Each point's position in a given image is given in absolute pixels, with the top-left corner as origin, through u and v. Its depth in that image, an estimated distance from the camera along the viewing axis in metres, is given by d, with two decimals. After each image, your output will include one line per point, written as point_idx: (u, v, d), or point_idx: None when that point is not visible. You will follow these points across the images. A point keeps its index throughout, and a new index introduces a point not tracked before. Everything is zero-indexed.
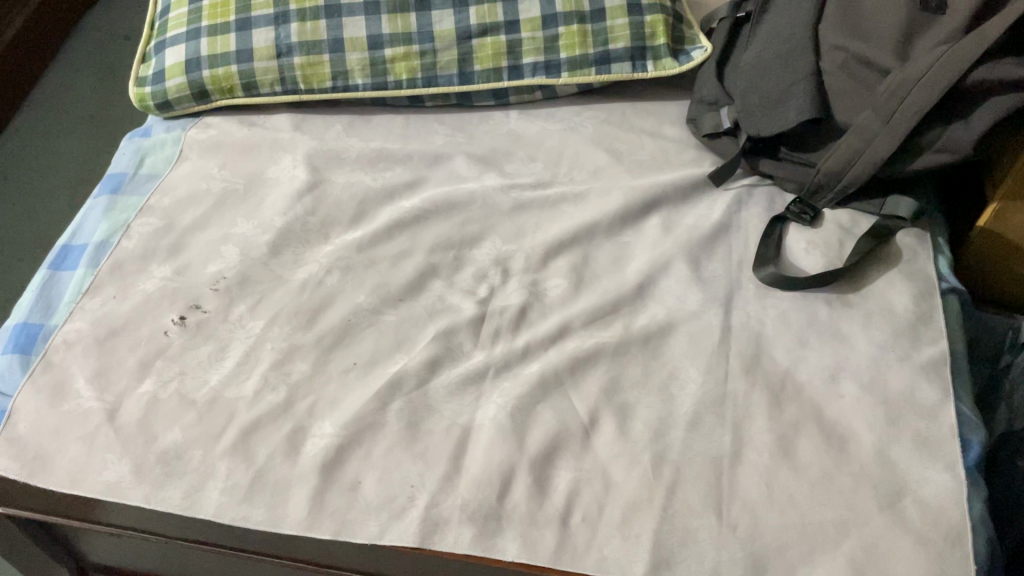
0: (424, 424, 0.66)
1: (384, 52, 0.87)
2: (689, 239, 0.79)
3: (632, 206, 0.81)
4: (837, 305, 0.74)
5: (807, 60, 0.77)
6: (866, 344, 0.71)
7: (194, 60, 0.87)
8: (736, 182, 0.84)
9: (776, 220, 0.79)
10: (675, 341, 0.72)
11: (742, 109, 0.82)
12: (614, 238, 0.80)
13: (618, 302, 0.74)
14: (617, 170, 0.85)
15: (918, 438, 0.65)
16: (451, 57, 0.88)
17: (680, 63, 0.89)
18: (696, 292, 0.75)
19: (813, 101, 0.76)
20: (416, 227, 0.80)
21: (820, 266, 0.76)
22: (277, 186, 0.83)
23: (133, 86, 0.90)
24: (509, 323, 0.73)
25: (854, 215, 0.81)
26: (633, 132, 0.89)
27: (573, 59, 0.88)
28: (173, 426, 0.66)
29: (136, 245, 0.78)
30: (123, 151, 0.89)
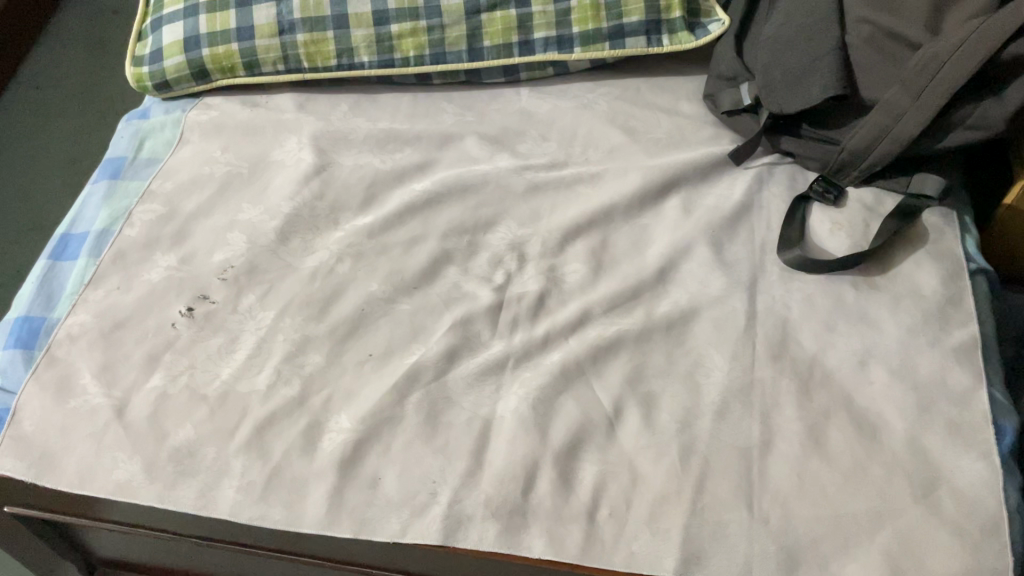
0: (444, 416, 0.64)
1: (389, 29, 0.84)
2: (710, 221, 0.76)
3: (650, 187, 0.78)
4: (864, 287, 0.72)
5: (832, 34, 0.74)
6: (895, 328, 0.69)
7: (193, 38, 0.83)
8: (756, 161, 0.81)
9: (799, 201, 0.77)
10: (699, 326, 0.70)
11: (763, 85, 0.79)
12: (633, 220, 0.77)
13: (640, 288, 0.72)
14: (633, 149, 0.82)
15: (951, 425, 0.64)
16: (460, 32, 0.85)
17: (697, 37, 0.86)
18: (718, 276, 0.72)
19: (839, 77, 0.73)
20: (428, 212, 0.77)
21: (845, 247, 0.74)
22: (283, 169, 0.80)
23: (130, 66, 0.86)
24: (528, 311, 0.71)
25: (879, 193, 0.78)
26: (649, 110, 0.87)
27: (585, 34, 0.85)
28: (184, 423, 0.64)
29: (139, 233, 0.75)
30: (121, 134, 0.85)
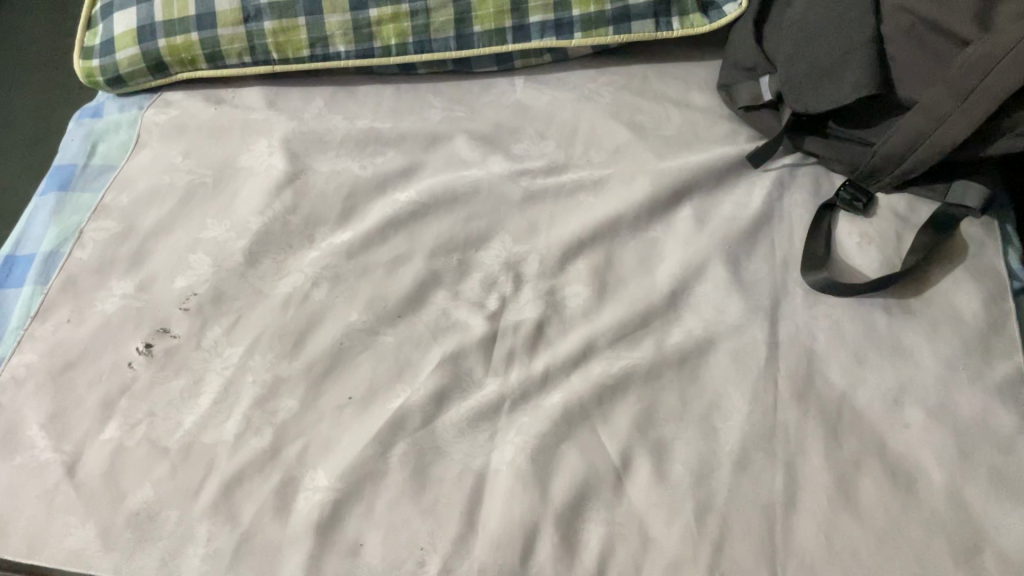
0: (433, 469, 0.58)
1: (368, 14, 0.75)
2: (726, 234, 0.69)
3: (659, 196, 0.71)
4: (898, 311, 0.65)
5: (866, 23, 0.65)
6: (932, 359, 0.62)
7: (147, 26, 0.74)
8: (777, 163, 0.74)
9: (824, 210, 0.70)
10: (715, 360, 0.63)
11: (786, 79, 0.70)
12: (641, 233, 0.70)
13: (649, 315, 0.65)
14: (640, 150, 0.74)
15: (996, 475, 0.57)
16: (446, 17, 0.76)
17: (710, 20, 0.78)
18: (736, 300, 0.65)
19: (873, 76, 0.65)
20: (414, 226, 0.70)
21: (875, 265, 0.67)
22: (251, 177, 0.72)
23: (78, 59, 0.76)
24: (525, 343, 0.64)
25: (912, 200, 0.71)
26: (657, 102, 0.78)
27: (587, 17, 0.77)
28: (144, 481, 0.57)
29: (91, 255, 0.67)
30: (71, 136, 0.76)
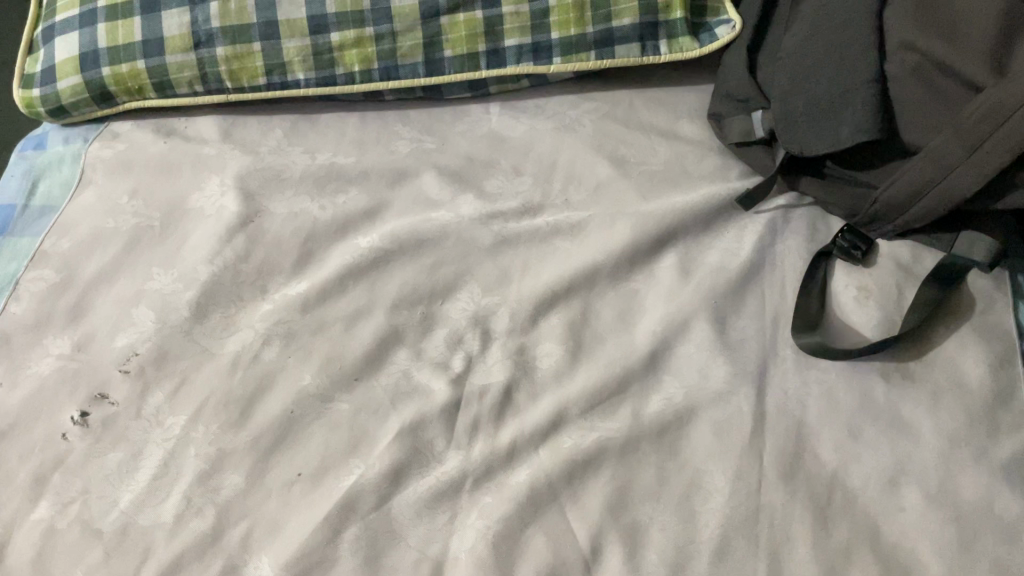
0: (387, 557, 0.54)
1: (330, 38, 0.70)
2: (712, 287, 0.63)
3: (641, 242, 0.65)
4: (897, 377, 0.60)
5: (868, 61, 0.60)
6: (933, 433, 0.57)
7: (90, 53, 0.69)
8: (770, 204, 0.68)
9: (820, 259, 0.64)
10: (697, 432, 0.58)
11: (781, 116, 0.65)
12: (620, 284, 0.64)
13: (626, 379, 0.60)
14: (622, 188, 0.69)
15: (998, 568, 0.52)
16: (415, 41, 0.71)
17: (701, 44, 0.72)
18: (721, 364, 0.60)
19: (875, 118, 0.59)
20: (375, 275, 0.65)
21: (874, 324, 0.62)
22: (202, 220, 0.66)
23: (18, 88, 0.71)
24: (491, 411, 0.59)
25: (916, 248, 0.65)
26: (643, 132, 0.72)
27: (567, 40, 0.71)
28: (74, 569, 0.53)
29: (27, 309, 0.62)
30: (12, 171, 0.71)
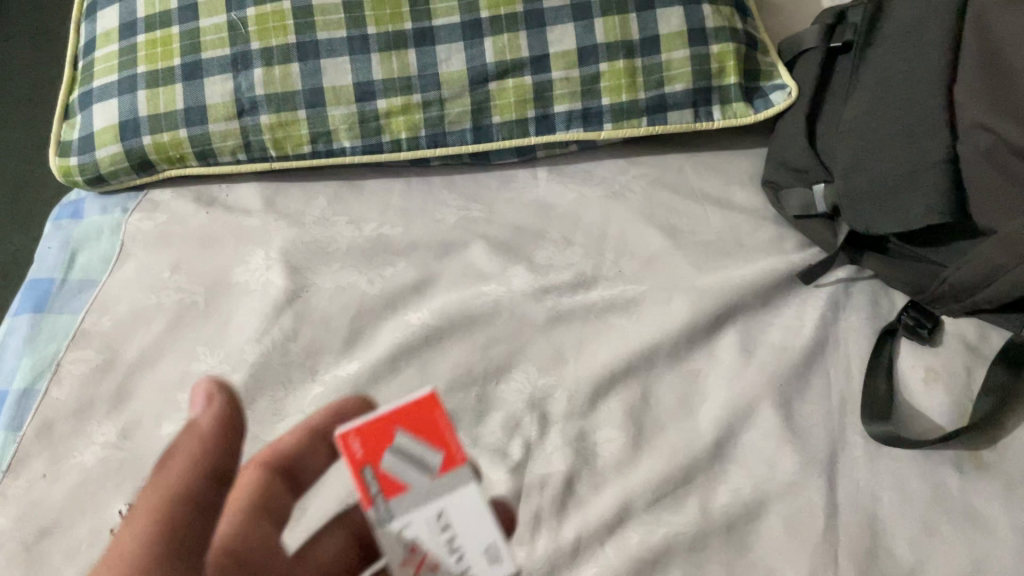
0: None
1: (376, 105, 0.68)
2: (776, 369, 0.62)
3: (701, 320, 0.63)
4: (970, 467, 0.58)
5: (938, 141, 0.59)
6: (1011, 529, 0.55)
7: (130, 122, 0.67)
8: (830, 278, 0.66)
9: (885, 337, 0.63)
10: (768, 527, 0.56)
11: (843, 193, 0.63)
12: (680, 365, 0.63)
13: (691, 469, 0.58)
14: (677, 259, 0.67)
15: None
16: (463, 107, 0.69)
17: (756, 110, 0.71)
18: (789, 452, 0.58)
19: (944, 201, 0.58)
20: (426, 355, 0.63)
21: (945, 408, 0.60)
22: (247, 296, 0.65)
23: (55, 156, 0.70)
24: (553, 503, 0.57)
25: (982, 327, 0.64)
26: (695, 200, 0.71)
27: (618, 107, 0.70)
28: None
29: (69, 394, 0.60)
30: (49, 242, 0.69)
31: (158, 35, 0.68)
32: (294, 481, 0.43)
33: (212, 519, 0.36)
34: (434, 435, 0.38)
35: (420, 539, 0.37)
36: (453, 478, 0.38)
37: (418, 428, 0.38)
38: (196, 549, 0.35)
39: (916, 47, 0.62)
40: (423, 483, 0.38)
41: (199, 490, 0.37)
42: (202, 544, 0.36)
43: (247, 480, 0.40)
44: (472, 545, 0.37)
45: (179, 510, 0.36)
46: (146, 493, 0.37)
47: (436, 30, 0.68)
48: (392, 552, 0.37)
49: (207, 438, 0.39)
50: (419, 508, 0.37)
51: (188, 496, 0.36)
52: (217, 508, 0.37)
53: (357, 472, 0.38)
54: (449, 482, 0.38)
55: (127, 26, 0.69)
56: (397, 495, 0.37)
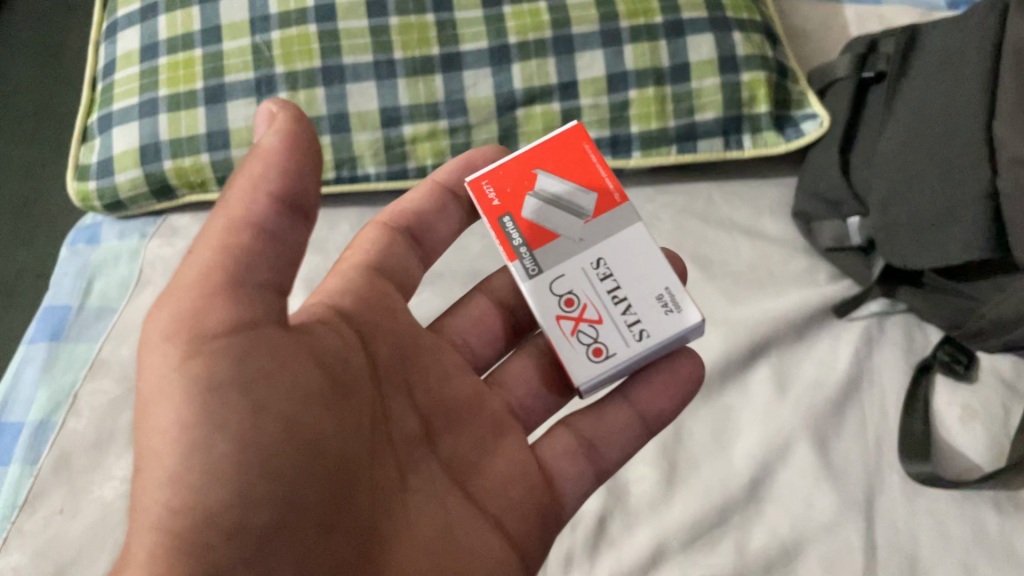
0: None
1: (402, 131, 0.67)
2: (811, 405, 0.60)
3: (734, 354, 0.62)
4: (1010, 507, 0.57)
5: (980, 176, 0.57)
6: None
7: (151, 146, 0.66)
8: (863, 311, 0.65)
9: (921, 373, 0.62)
10: (806, 569, 0.54)
11: (880, 226, 0.62)
12: (713, 401, 0.61)
13: (726, 508, 0.57)
14: (708, 291, 0.66)
15: None
16: (490, 134, 0.68)
17: (786, 138, 0.70)
18: (827, 492, 0.57)
19: (984, 236, 0.57)
20: None
21: (982, 446, 0.59)
22: None
23: (73, 180, 0.68)
24: (585, 544, 0.55)
25: (1018, 363, 0.62)
26: (724, 230, 0.70)
27: (647, 135, 0.69)
28: None
29: (88, 426, 0.59)
30: (64, 267, 0.68)
31: (180, 57, 0.66)
32: (417, 242, 0.51)
33: (269, 246, 0.35)
34: (576, 178, 0.48)
35: (581, 272, 0.45)
36: (605, 220, 0.47)
37: (561, 176, 0.48)
38: (247, 276, 0.35)
39: (955, 79, 0.61)
40: (577, 227, 0.47)
41: (264, 211, 0.35)
42: (260, 273, 0.35)
43: (367, 237, 0.49)
44: (636, 290, 0.45)
45: (240, 237, 0.35)
46: (208, 220, 0.36)
47: (463, 55, 0.67)
48: (544, 299, 0.45)
49: (276, 157, 0.36)
50: (570, 250, 0.46)
51: (256, 222, 0.35)
52: (277, 238, 0.36)
53: (498, 218, 0.47)
54: (598, 226, 0.46)
55: (148, 48, 0.67)
56: (554, 239, 0.46)
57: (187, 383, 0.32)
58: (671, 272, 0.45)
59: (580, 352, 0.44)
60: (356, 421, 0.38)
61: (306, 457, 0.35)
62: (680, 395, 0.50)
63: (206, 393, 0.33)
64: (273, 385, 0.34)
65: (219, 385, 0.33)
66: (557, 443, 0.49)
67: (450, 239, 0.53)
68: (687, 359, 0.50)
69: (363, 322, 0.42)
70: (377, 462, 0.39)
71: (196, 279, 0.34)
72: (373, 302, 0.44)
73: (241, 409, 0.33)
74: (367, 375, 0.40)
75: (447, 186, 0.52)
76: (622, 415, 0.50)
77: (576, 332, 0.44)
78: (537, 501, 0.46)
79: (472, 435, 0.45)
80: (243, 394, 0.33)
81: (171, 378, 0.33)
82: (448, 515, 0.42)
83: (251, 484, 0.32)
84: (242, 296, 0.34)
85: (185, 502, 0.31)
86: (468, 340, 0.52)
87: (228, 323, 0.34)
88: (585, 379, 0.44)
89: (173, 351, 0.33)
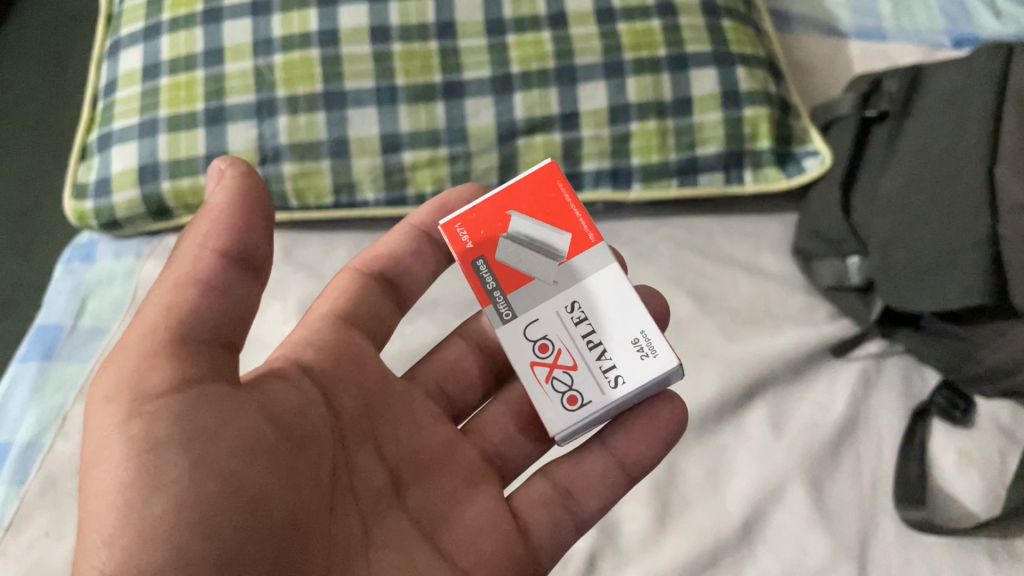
0: None
1: (402, 157, 0.67)
2: (807, 447, 0.60)
3: (730, 393, 0.62)
4: (1005, 556, 0.56)
5: (981, 221, 0.56)
6: None
7: (149, 167, 0.65)
8: (861, 351, 0.65)
9: (918, 417, 0.61)
10: None
11: (881, 268, 0.62)
12: (707, 439, 0.60)
13: (718, 551, 0.56)
14: (705, 326, 0.65)
15: None
16: (490, 163, 0.67)
17: (788, 175, 0.70)
18: (820, 537, 0.56)
19: (985, 281, 0.55)
20: None
21: (977, 494, 0.59)
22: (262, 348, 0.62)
23: (70, 198, 0.68)
24: None
25: (1015, 409, 0.62)
26: (724, 265, 0.69)
27: (648, 168, 0.68)
28: None
29: (76, 448, 0.58)
30: (58, 286, 0.68)
31: (182, 78, 0.66)
32: (392, 287, 0.52)
33: (214, 303, 0.37)
34: (550, 215, 0.45)
35: (555, 317, 0.44)
36: (579, 262, 0.45)
37: (532, 213, 0.46)
38: (194, 336, 0.36)
39: (955, 122, 0.61)
40: (551, 269, 0.45)
41: (211, 270, 0.37)
42: (204, 331, 0.37)
43: (341, 283, 0.50)
44: (611, 335, 0.43)
45: (189, 295, 0.36)
46: (158, 282, 0.38)
47: (465, 83, 0.67)
48: (517, 345, 0.44)
49: (226, 218, 0.38)
50: (544, 294, 0.44)
51: (203, 278, 0.37)
52: (224, 295, 0.37)
53: (470, 261, 0.45)
54: (572, 269, 0.44)
55: (150, 68, 0.67)
56: (526, 283, 0.44)
57: (129, 441, 0.33)
58: (648, 315, 0.43)
59: (554, 401, 0.42)
60: (311, 475, 0.38)
61: (252, 516, 0.34)
62: (661, 438, 0.47)
63: (146, 451, 0.32)
64: (216, 442, 0.34)
65: (160, 443, 0.33)
66: (533, 491, 0.48)
67: (427, 281, 0.54)
68: (666, 401, 0.47)
69: (326, 376, 0.43)
70: (333, 517, 0.39)
71: (143, 339, 0.35)
72: (342, 356, 0.45)
73: (182, 466, 0.33)
74: (325, 429, 0.40)
75: (424, 228, 0.52)
76: (600, 462, 0.48)
77: (551, 379, 0.43)
78: (511, 554, 0.45)
79: (443, 488, 0.45)
80: (185, 453, 0.33)
81: (113, 437, 0.33)
82: (414, 569, 0.41)
83: (190, 543, 0.32)
84: (187, 353, 0.35)
85: (121, 566, 0.30)
86: (445, 383, 0.53)
87: (170, 381, 0.34)
88: (561, 430, 0.42)
89: (114, 412, 0.33)
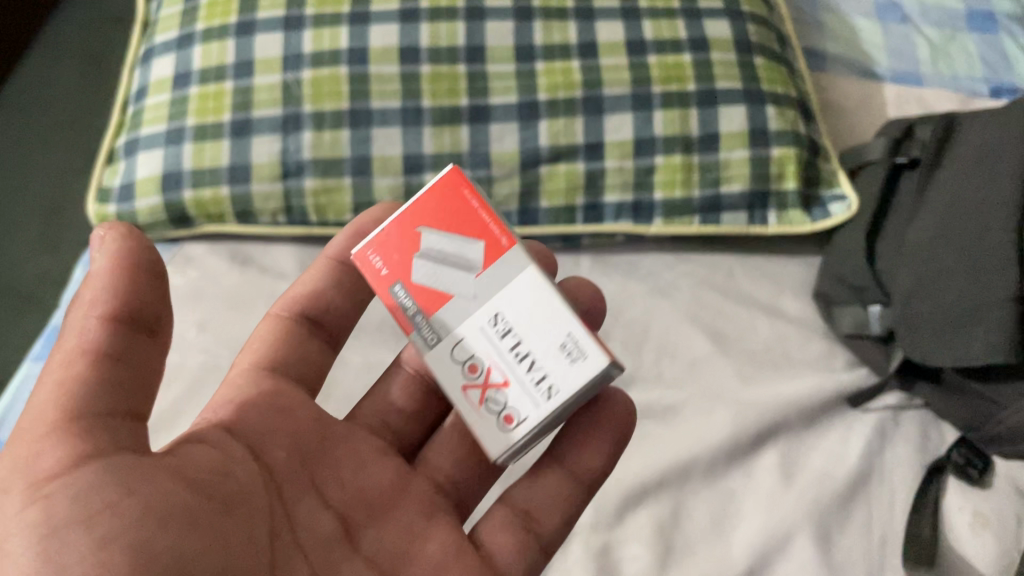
0: None
1: (423, 178, 0.66)
2: (816, 498, 0.58)
3: (741, 437, 0.61)
4: None
5: (1007, 279, 0.55)
6: None
7: (173, 175, 0.66)
8: (878, 403, 0.64)
9: (934, 473, 0.60)
10: None
11: (903, 318, 0.60)
12: (716, 483, 0.59)
13: None
14: (719, 366, 0.64)
15: None
16: (511, 188, 0.67)
17: (812, 219, 0.69)
18: None
19: (1010, 341, 0.54)
20: None
21: (993, 557, 0.56)
22: None
23: (93, 201, 0.68)
24: None
25: None
26: (743, 304, 0.68)
27: (670, 203, 0.68)
28: None
29: None
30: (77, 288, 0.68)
31: (211, 88, 0.66)
32: (318, 322, 0.51)
33: (108, 370, 0.36)
34: (464, 225, 0.44)
35: (478, 334, 0.43)
36: (496, 270, 0.43)
37: (442, 226, 0.45)
38: (88, 408, 0.35)
39: (986, 175, 0.59)
40: (467, 284, 0.44)
41: (101, 338, 0.36)
42: (101, 404, 0.36)
43: (263, 330, 0.49)
44: (538, 344, 0.41)
45: (80, 366, 0.36)
46: (49, 361, 0.37)
47: (492, 108, 0.67)
48: (446, 369, 0.43)
49: (115, 282, 0.37)
50: (466, 312, 0.43)
51: (91, 348, 0.36)
52: (118, 360, 0.37)
53: (388, 288, 0.45)
54: (490, 278, 0.43)
55: (180, 77, 0.68)
56: (448, 301, 0.44)
57: (30, 531, 0.32)
58: (572, 316, 0.41)
59: (490, 424, 0.42)
60: (240, 534, 0.37)
61: None
62: (610, 440, 0.49)
63: (44, 536, 0.32)
64: (122, 513, 0.33)
65: (59, 525, 0.32)
66: (492, 520, 0.47)
67: (355, 311, 0.53)
68: (608, 403, 0.50)
69: (253, 425, 0.42)
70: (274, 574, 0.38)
71: (35, 423, 0.34)
72: (269, 400, 0.44)
73: (82, 547, 0.32)
74: (259, 482, 0.40)
75: (338, 258, 0.51)
76: (556, 480, 0.48)
77: (484, 402, 0.42)
78: None
79: (398, 527, 0.44)
80: (87, 532, 0.32)
81: (13, 527, 0.32)
82: None
83: None
84: (83, 428, 0.35)
85: None
86: (390, 409, 0.52)
87: (66, 460, 0.34)
88: (499, 452, 0.41)
89: (13, 501, 0.33)
